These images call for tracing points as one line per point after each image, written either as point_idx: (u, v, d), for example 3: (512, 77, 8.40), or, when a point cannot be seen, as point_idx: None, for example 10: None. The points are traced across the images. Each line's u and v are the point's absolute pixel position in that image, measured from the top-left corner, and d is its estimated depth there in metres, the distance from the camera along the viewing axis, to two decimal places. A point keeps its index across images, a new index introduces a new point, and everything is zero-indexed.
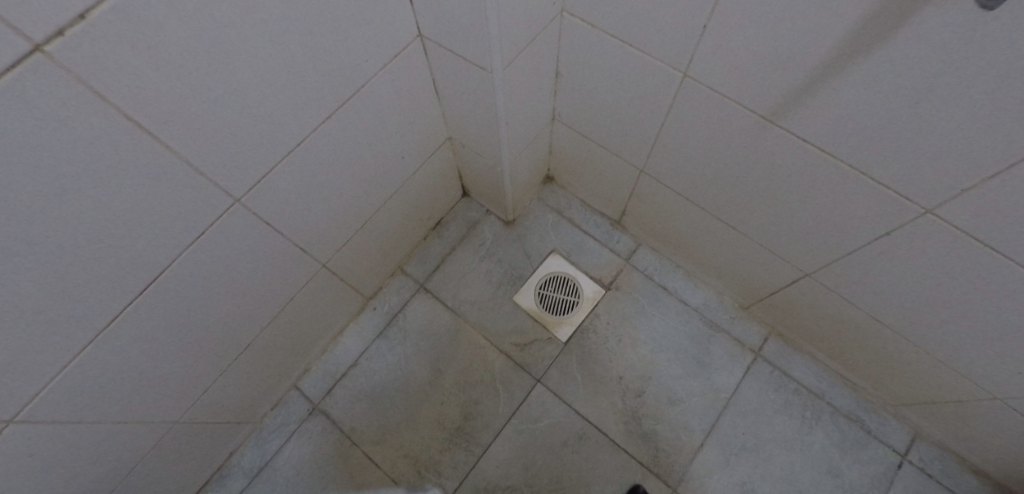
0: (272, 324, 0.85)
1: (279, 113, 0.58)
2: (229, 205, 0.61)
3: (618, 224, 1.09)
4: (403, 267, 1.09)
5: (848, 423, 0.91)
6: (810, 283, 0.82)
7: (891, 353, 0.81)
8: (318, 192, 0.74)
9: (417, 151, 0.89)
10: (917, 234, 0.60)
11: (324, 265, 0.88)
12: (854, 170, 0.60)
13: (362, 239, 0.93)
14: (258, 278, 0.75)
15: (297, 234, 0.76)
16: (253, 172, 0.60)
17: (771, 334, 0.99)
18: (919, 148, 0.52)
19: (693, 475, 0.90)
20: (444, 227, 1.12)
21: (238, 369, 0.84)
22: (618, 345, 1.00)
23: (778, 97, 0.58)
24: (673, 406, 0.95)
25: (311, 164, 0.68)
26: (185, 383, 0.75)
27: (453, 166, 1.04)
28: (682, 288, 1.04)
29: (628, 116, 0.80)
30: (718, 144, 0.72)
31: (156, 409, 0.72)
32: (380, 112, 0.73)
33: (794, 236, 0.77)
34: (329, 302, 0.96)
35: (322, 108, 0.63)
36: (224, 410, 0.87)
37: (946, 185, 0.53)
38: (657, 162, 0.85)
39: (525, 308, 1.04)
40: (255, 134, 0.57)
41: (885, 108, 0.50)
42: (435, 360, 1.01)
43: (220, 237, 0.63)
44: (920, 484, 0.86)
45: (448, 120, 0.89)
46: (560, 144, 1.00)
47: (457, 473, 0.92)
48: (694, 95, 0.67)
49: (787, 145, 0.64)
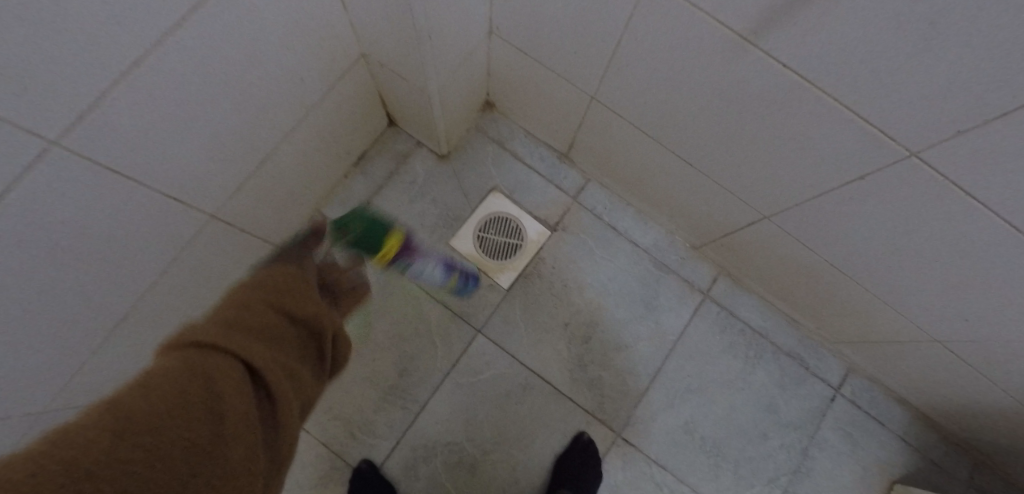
0: (155, 289, 0.71)
1: (99, 21, 0.40)
2: (43, 150, 0.43)
3: (566, 157, 0.98)
4: (321, 211, 0.95)
5: (788, 361, 0.93)
6: (767, 226, 0.77)
7: (839, 294, 0.79)
8: (184, 127, 0.57)
9: (321, 71, 0.72)
10: (893, 180, 0.54)
11: (214, 216, 0.73)
12: (836, 102, 0.51)
13: (261, 182, 0.77)
14: (122, 240, 0.60)
15: (164, 183, 0.60)
16: (73, 103, 0.43)
17: (720, 274, 0.96)
18: (927, 82, 0.42)
19: (638, 419, 0.90)
20: (366, 162, 0.97)
21: (120, 343, 0.71)
22: (565, 291, 0.94)
23: (763, 10, 0.47)
24: (620, 351, 0.92)
25: (163, 91, 0.51)
26: (47, 372, 0.61)
27: (372, 89, 0.87)
28: (633, 227, 0.97)
29: (577, 30, 0.66)
30: (682, 68, 0.61)
31: (14, 408, 0.59)
32: (259, 19, 0.56)
33: (755, 176, 0.70)
34: (230, 256, 0.81)
35: (167, 12, 0.45)
36: (112, 387, 0.76)
37: (943, 126, 0.45)
38: (611, 88, 0.73)
39: (463, 253, 0.94)
40: (67, 51, 0.39)
41: (895, 31, 0.40)
42: (364, 315, 0.91)
43: (44, 195, 0.46)
44: (850, 415, 0.91)
45: (359, 31, 0.72)
46: (500, 63, 0.85)
47: (394, 431, 0.88)
48: (658, 5, 0.54)
49: (762, 71, 0.54)
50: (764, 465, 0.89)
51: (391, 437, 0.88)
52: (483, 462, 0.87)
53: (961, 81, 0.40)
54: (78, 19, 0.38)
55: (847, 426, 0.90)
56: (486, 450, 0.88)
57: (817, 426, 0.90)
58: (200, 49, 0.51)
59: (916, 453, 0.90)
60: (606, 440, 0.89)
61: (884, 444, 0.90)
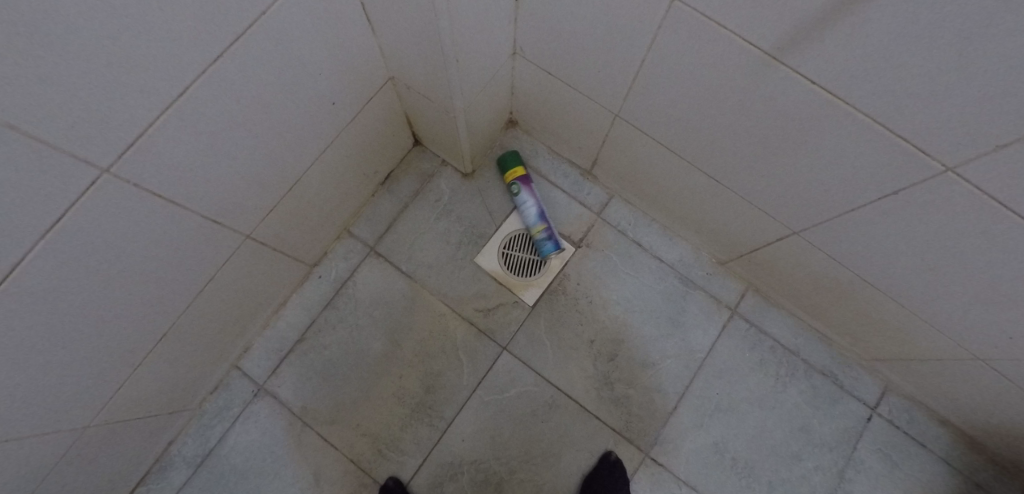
0: (192, 308, 0.74)
1: (144, 55, 0.43)
2: (95, 177, 0.47)
3: (589, 174, 0.99)
4: (349, 229, 0.97)
5: (822, 379, 0.90)
6: (798, 241, 0.76)
7: (873, 311, 0.77)
8: (222, 152, 0.60)
9: (351, 95, 0.74)
10: (930, 194, 0.53)
11: (248, 236, 0.75)
12: (867, 118, 0.50)
13: (293, 202, 0.79)
14: (162, 260, 0.62)
15: (204, 206, 0.63)
16: (123, 132, 0.46)
17: (748, 290, 0.94)
18: (960, 95, 0.42)
19: (665, 439, 0.88)
20: (394, 182, 0.99)
21: (157, 359, 0.74)
22: (590, 307, 0.94)
23: (787, 29, 0.47)
24: (646, 369, 0.91)
25: (204, 117, 0.53)
26: (88, 385, 0.64)
27: (400, 111, 0.89)
28: (658, 243, 0.96)
29: (601, 50, 0.67)
30: (706, 86, 0.61)
31: (56, 417, 0.62)
32: (293, 47, 0.58)
33: (783, 192, 0.69)
34: (263, 274, 0.84)
35: (209, 43, 0.48)
36: (151, 403, 0.78)
37: (975, 140, 0.44)
38: (635, 105, 0.74)
39: (488, 270, 0.95)
40: (117, 83, 0.42)
41: (921, 46, 0.40)
42: (390, 332, 0.93)
43: (94, 218, 0.50)
44: (887, 436, 0.88)
45: (387, 57, 0.74)
46: (523, 83, 0.87)
47: (420, 449, 0.88)
48: (682, 23, 0.55)
49: (790, 87, 0.54)
50: (798, 487, 0.86)
51: (417, 454, 0.88)
52: (509, 481, 0.87)
53: (991, 94, 0.40)
54: (127, 54, 0.41)
55: (885, 447, 0.87)
56: (512, 468, 0.87)
57: (854, 447, 0.87)
58: (239, 78, 0.54)
59: (961, 476, 0.86)
60: (634, 459, 0.87)
61: (926, 466, 0.86)
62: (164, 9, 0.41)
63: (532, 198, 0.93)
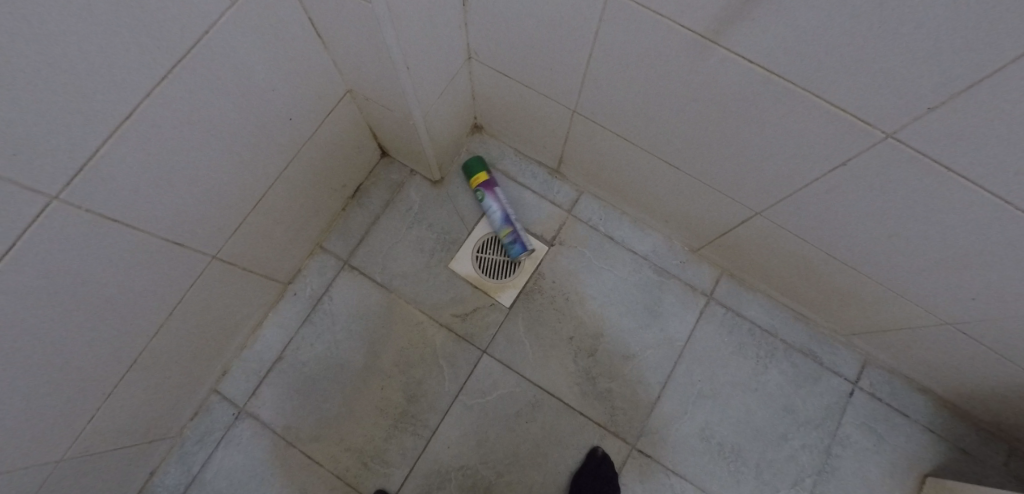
0: (163, 333, 0.73)
1: (85, 80, 0.43)
2: (44, 205, 0.47)
3: (557, 172, 1.00)
4: (321, 244, 0.98)
5: (801, 358, 0.91)
6: (761, 222, 0.77)
7: (842, 285, 0.78)
8: (179, 173, 0.60)
9: (308, 110, 0.75)
10: (876, 161, 0.54)
11: (215, 257, 0.75)
12: (803, 91, 0.52)
13: (259, 220, 0.79)
14: (125, 286, 0.62)
15: (166, 229, 0.63)
16: (71, 158, 0.46)
17: (722, 275, 0.95)
18: (891, 59, 0.43)
19: (651, 429, 0.88)
20: (364, 194, 1.00)
21: (130, 388, 0.73)
22: (567, 304, 0.94)
23: (718, 11, 0.48)
24: (628, 361, 0.91)
25: (155, 140, 0.54)
26: (56, 420, 0.63)
27: (363, 123, 0.90)
28: (630, 236, 0.97)
29: (549, 47, 0.68)
30: (653, 75, 0.62)
31: (25, 454, 0.61)
32: (241, 65, 0.58)
33: (740, 174, 0.70)
34: (235, 295, 0.83)
35: (152, 65, 0.48)
36: (127, 432, 0.77)
37: (911, 104, 0.45)
38: (590, 100, 0.74)
39: (463, 275, 0.95)
40: (59, 110, 0.42)
41: (845, 14, 0.41)
42: (369, 343, 0.93)
43: (47, 246, 0.49)
44: (871, 409, 0.88)
45: (343, 70, 0.75)
46: (483, 88, 0.88)
47: (407, 459, 0.87)
48: (622, 15, 0.56)
49: (730, 69, 0.55)
50: (787, 468, 0.86)
51: (403, 464, 0.87)
52: (498, 484, 0.86)
53: (919, 57, 0.41)
54: (66, 78, 0.41)
55: (869, 420, 0.88)
56: (500, 471, 0.87)
57: (838, 422, 0.88)
58: (188, 98, 0.54)
59: (946, 444, 0.86)
60: (621, 452, 0.87)
61: (911, 436, 0.87)
62: (101, 33, 0.41)
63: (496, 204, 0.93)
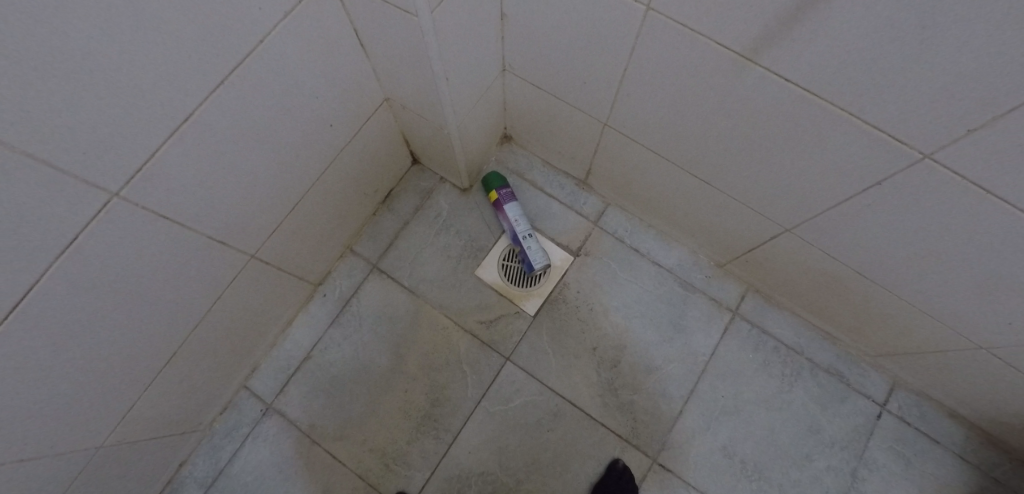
0: (201, 327, 0.76)
1: (149, 83, 0.46)
2: (106, 201, 0.49)
3: (584, 184, 1.01)
4: (352, 247, 1.00)
5: (827, 377, 0.90)
6: (790, 239, 0.77)
7: (871, 305, 0.77)
8: (226, 174, 0.62)
9: (348, 117, 0.77)
10: (913, 182, 0.54)
11: (254, 256, 0.77)
12: (839, 110, 0.52)
13: (296, 221, 0.82)
14: (172, 281, 0.65)
15: (212, 227, 0.66)
16: (132, 157, 0.49)
17: (747, 291, 0.95)
18: (931, 82, 0.43)
19: (673, 443, 0.88)
20: (395, 200, 1.03)
21: (168, 380, 0.75)
22: (591, 315, 0.94)
23: (757, 31, 0.49)
24: (651, 374, 0.91)
25: (206, 142, 0.56)
26: (98, 408, 0.66)
27: (397, 131, 0.93)
28: (655, 249, 0.98)
29: (584, 62, 0.70)
30: (687, 92, 0.64)
31: (68, 438, 0.64)
32: (291, 74, 0.61)
33: (772, 191, 0.71)
34: (269, 294, 0.86)
35: (210, 71, 0.51)
36: (162, 423, 0.80)
37: (950, 126, 0.45)
38: (621, 113, 0.76)
39: (489, 282, 0.97)
40: (124, 111, 0.45)
41: (886, 36, 0.42)
42: (395, 346, 0.94)
43: (106, 240, 0.52)
44: (899, 433, 0.87)
45: (382, 80, 0.78)
46: (515, 99, 0.90)
47: (428, 462, 0.88)
48: (659, 32, 0.57)
49: (766, 88, 0.55)
50: (811, 489, 0.85)
51: (424, 468, 0.88)
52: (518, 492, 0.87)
53: (958, 79, 0.41)
54: (131, 82, 0.44)
55: (897, 444, 0.86)
56: (520, 479, 0.87)
57: (864, 445, 0.86)
58: (240, 103, 0.57)
59: (978, 472, 0.84)
60: (643, 466, 0.87)
61: (941, 462, 0.85)
62: (166, 40, 0.44)
63: (510, 219, 0.94)
